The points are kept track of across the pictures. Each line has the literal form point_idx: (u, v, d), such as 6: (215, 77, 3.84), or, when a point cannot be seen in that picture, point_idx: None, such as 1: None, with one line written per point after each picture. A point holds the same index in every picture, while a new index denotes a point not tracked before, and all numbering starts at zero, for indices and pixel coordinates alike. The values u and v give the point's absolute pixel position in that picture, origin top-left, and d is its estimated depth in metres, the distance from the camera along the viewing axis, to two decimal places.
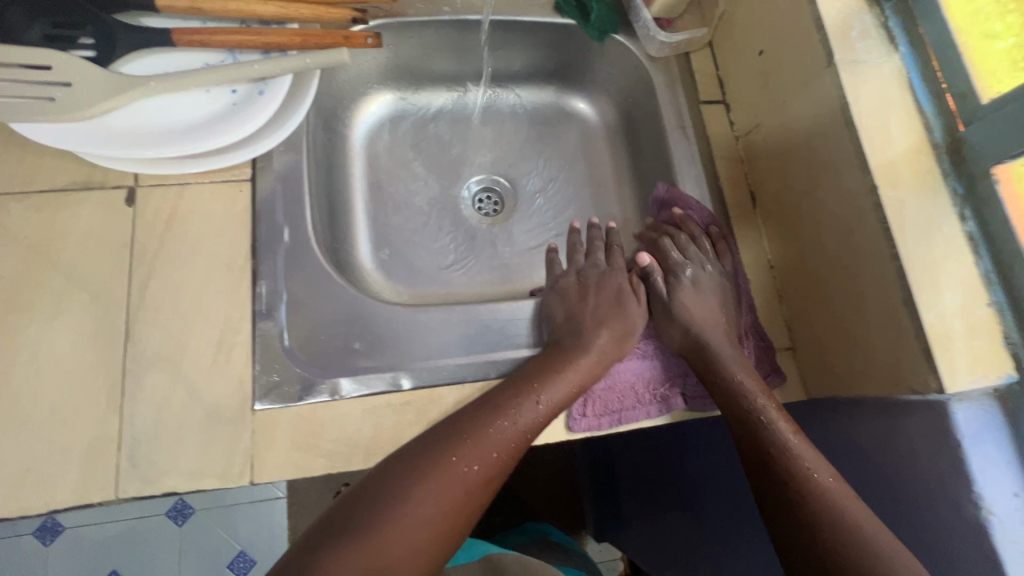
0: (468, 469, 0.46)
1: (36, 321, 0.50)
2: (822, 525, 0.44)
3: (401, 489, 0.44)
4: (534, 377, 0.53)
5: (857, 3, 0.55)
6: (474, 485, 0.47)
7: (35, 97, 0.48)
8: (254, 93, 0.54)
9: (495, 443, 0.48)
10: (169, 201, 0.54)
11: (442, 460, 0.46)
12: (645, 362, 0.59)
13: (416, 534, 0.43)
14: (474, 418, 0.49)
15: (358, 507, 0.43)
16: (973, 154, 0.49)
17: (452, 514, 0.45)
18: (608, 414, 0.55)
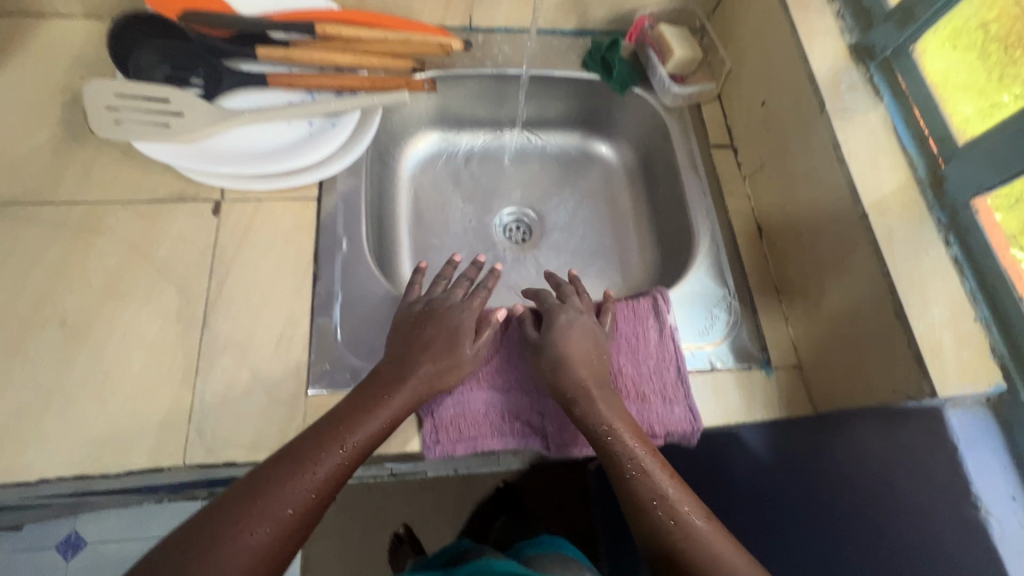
0: (254, 536, 0.41)
1: (129, 307, 0.58)
2: (671, 540, 0.45)
3: (269, 490, 0.43)
4: (338, 419, 0.48)
5: (844, 62, 0.63)
6: (269, 548, 0.41)
7: (155, 122, 0.58)
8: (328, 126, 0.64)
9: (291, 498, 0.43)
10: (248, 213, 0.63)
11: (306, 462, 0.45)
12: (497, 391, 0.58)
13: (276, 530, 0.42)
14: (299, 447, 0.46)
15: (221, 509, 0.41)
16: (951, 188, 0.55)
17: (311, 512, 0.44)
18: (462, 439, 0.56)
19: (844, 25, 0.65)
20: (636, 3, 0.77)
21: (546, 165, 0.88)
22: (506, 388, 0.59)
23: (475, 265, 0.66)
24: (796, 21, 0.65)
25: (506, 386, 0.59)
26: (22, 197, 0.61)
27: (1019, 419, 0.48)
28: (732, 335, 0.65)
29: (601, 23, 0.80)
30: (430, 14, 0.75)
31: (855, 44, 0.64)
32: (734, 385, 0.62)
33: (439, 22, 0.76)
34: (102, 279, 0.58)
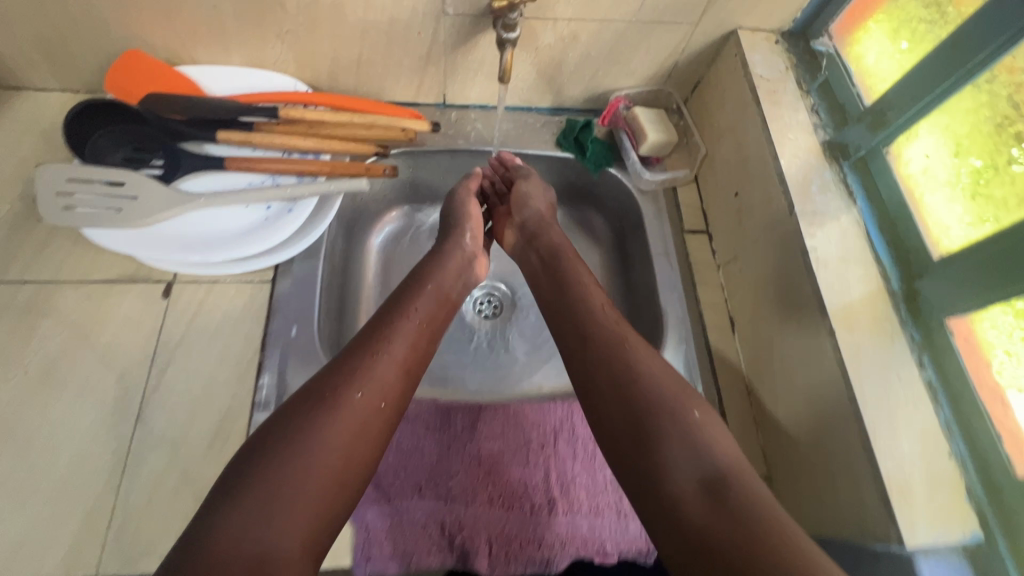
0: (365, 399, 0.46)
1: (65, 396, 0.56)
2: (661, 434, 0.46)
3: (317, 412, 0.44)
4: (385, 329, 0.52)
5: (817, 160, 0.61)
6: (376, 409, 0.46)
7: (106, 208, 0.58)
8: (284, 211, 0.63)
9: (383, 382, 0.48)
10: (198, 296, 0.62)
11: (338, 399, 0.45)
12: (436, 502, 0.55)
13: (336, 444, 0.43)
14: (363, 350, 0.49)
15: (262, 450, 0.41)
16: (927, 306, 0.52)
17: (359, 437, 0.44)
18: (395, 560, 0.51)
19: (818, 119, 0.63)
20: (611, 84, 0.76)
21: None
22: (446, 497, 0.56)
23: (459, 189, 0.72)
24: (767, 116, 0.64)
25: (448, 496, 0.56)
26: None
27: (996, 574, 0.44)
28: None
29: (577, 101, 0.79)
30: (402, 92, 0.75)
31: (828, 140, 0.62)
32: None
33: (411, 100, 0.76)
34: (40, 366, 0.57)
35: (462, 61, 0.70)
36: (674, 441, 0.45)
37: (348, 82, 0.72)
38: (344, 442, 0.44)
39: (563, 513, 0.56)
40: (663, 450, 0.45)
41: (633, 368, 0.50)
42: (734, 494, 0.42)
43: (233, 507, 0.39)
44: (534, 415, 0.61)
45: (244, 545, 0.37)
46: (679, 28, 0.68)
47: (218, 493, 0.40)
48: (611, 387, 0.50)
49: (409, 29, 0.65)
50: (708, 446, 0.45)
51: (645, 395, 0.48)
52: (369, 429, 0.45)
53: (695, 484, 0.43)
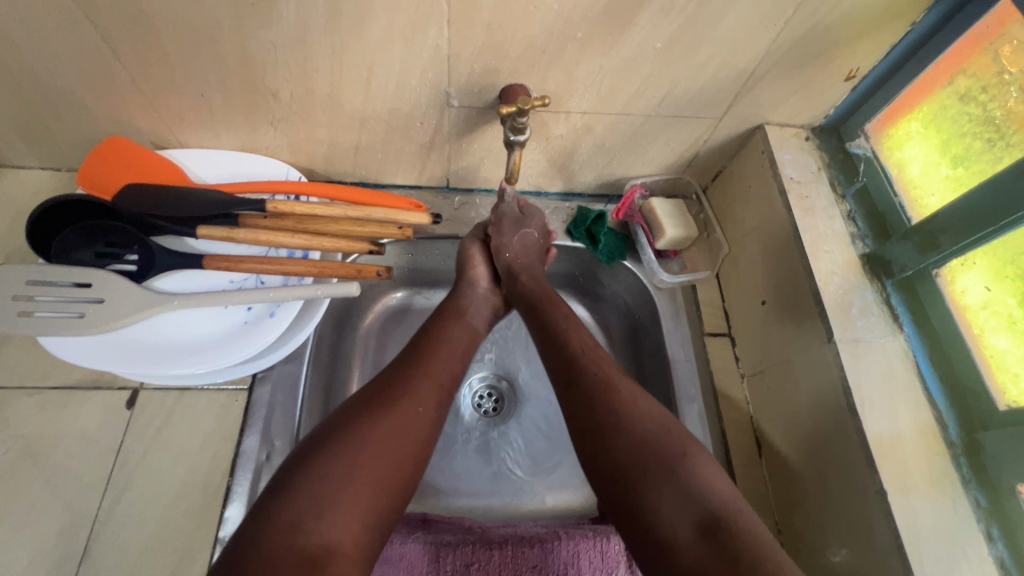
0: (409, 411, 0.47)
1: (5, 527, 0.50)
2: (650, 477, 0.43)
3: (366, 415, 0.46)
4: (424, 350, 0.54)
5: (856, 278, 0.55)
6: (419, 432, 0.47)
7: (67, 314, 0.52)
8: (266, 315, 0.57)
9: (422, 397, 0.49)
10: (166, 407, 0.56)
11: (395, 397, 0.48)
12: None
13: (385, 442, 0.45)
14: (403, 370, 0.51)
15: (315, 449, 0.44)
16: (992, 463, 0.45)
17: (408, 442, 0.46)
18: None
19: (855, 229, 0.58)
20: (626, 171, 0.71)
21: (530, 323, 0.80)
22: None
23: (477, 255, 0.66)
24: (799, 223, 0.58)
25: None
26: None
27: None
28: None
29: (589, 186, 0.74)
30: (403, 176, 0.70)
31: (868, 254, 0.57)
32: None
33: (412, 183, 0.71)
34: None
35: (467, 149, 0.66)
36: (663, 485, 0.43)
37: (345, 166, 0.67)
38: (396, 445, 0.45)
39: None
40: (652, 490, 0.43)
41: (633, 416, 0.47)
42: (732, 531, 0.40)
43: (288, 494, 0.40)
44: (534, 560, 0.53)
45: (297, 523, 0.39)
46: (701, 121, 0.63)
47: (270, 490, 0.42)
48: (597, 386, 0.49)
49: (412, 119, 0.61)
50: (702, 483, 0.42)
51: (663, 442, 0.45)
52: (416, 437, 0.47)
53: (689, 522, 0.41)
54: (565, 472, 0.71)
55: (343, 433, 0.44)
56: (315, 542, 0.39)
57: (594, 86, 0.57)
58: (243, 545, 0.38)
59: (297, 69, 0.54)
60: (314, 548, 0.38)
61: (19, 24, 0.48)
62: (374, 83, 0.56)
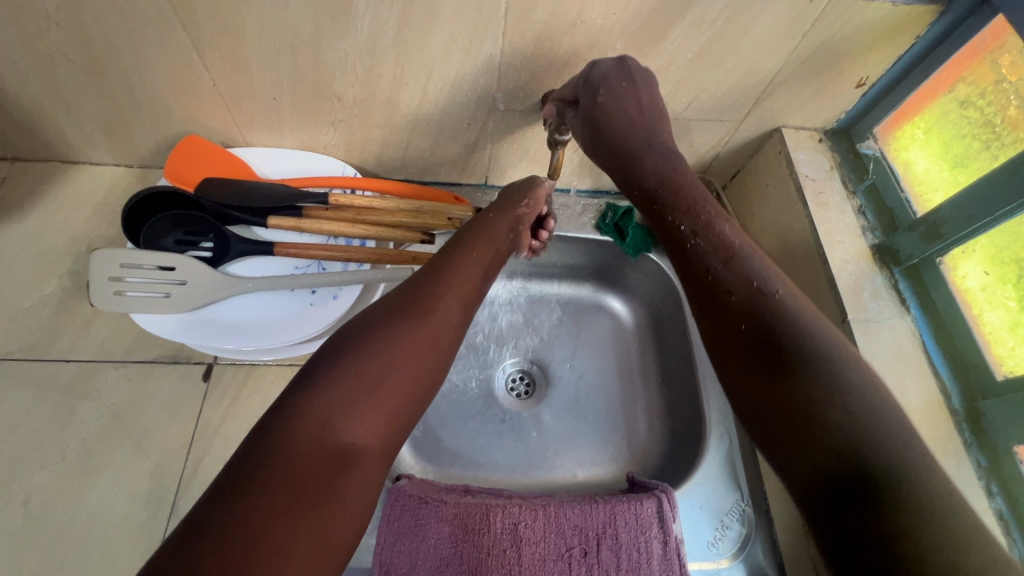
0: (436, 319, 0.48)
1: (101, 485, 0.55)
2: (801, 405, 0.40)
3: (391, 324, 0.46)
4: (453, 252, 0.55)
5: (867, 265, 0.61)
6: (441, 336, 0.48)
7: (155, 293, 0.58)
8: (329, 296, 0.63)
9: (446, 302, 0.49)
10: (239, 380, 0.61)
11: (417, 308, 0.48)
12: None
13: (408, 349, 0.45)
14: (429, 278, 0.51)
15: (340, 354, 0.44)
16: (992, 428, 0.51)
17: (429, 352, 0.46)
18: None
19: (865, 222, 0.64)
20: None
21: (559, 311, 0.85)
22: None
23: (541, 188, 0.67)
24: (815, 216, 0.64)
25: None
26: (14, 354, 0.60)
27: None
28: (744, 552, 0.60)
29: None
30: (446, 174, 0.76)
31: (877, 244, 0.62)
32: None
33: (453, 180, 0.77)
34: (76, 453, 0.56)
35: (508, 149, 0.72)
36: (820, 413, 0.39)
37: (394, 165, 0.73)
38: (419, 354, 0.46)
39: None
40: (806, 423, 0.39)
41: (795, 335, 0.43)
42: (848, 440, 0.37)
43: (319, 391, 0.41)
44: (576, 521, 0.58)
45: (327, 420, 0.40)
46: (725, 123, 0.68)
47: (295, 388, 0.42)
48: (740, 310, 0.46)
49: (461, 122, 0.67)
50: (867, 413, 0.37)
51: (828, 389, 0.39)
52: (436, 347, 0.47)
53: (826, 458, 0.37)
54: (594, 450, 0.76)
55: (369, 335, 0.45)
56: (342, 438, 0.39)
57: None
58: (272, 434, 0.38)
59: (363, 75, 0.60)
60: (342, 446, 0.39)
61: (123, 33, 0.54)
62: (430, 88, 0.62)
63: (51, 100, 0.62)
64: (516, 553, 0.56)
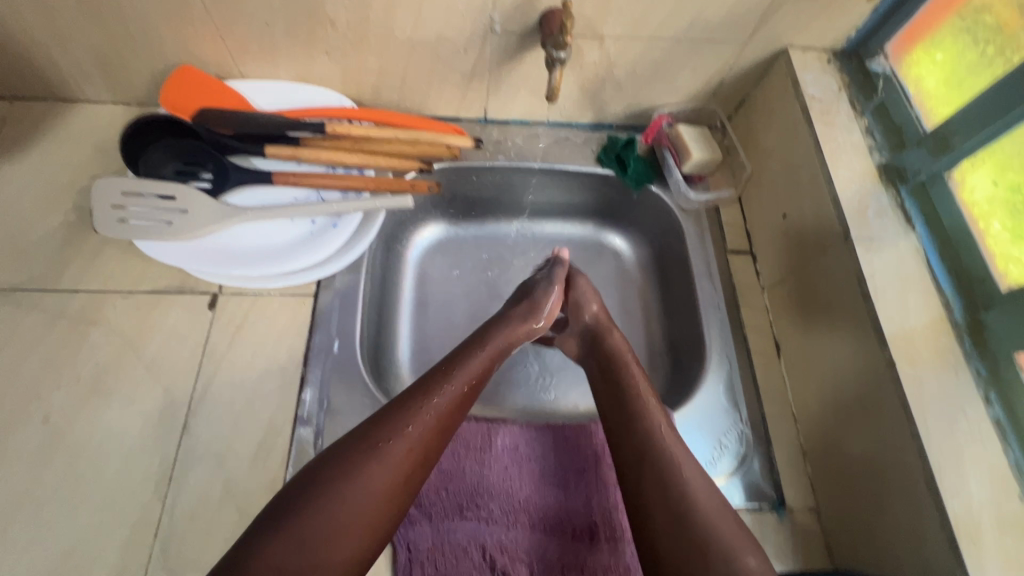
0: (399, 448, 0.48)
1: (114, 405, 0.56)
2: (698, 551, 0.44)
3: (346, 472, 0.45)
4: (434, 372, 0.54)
5: (872, 184, 0.60)
6: (405, 468, 0.47)
7: (158, 221, 0.59)
8: (329, 225, 0.64)
9: (414, 427, 0.49)
10: (244, 307, 0.62)
11: (373, 452, 0.46)
12: (458, 522, 0.54)
13: (369, 496, 0.45)
14: (402, 403, 0.51)
15: (303, 492, 0.44)
16: (994, 338, 0.50)
17: (388, 493, 0.46)
18: None
19: (873, 142, 0.62)
20: (654, 100, 0.75)
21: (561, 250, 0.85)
22: (466, 517, 0.55)
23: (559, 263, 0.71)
24: (820, 138, 0.62)
25: (466, 516, 0.55)
26: (25, 284, 0.61)
27: None
28: (742, 470, 0.60)
29: (618, 117, 0.78)
30: (444, 107, 0.75)
31: (885, 163, 0.61)
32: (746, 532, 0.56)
33: (452, 115, 0.76)
34: (90, 377, 0.58)
35: (506, 79, 0.71)
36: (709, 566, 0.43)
37: (392, 97, 0.72)
38: (379, 495, 0.46)
39: (605, 541, 0.55)
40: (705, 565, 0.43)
41: (682, 487, 0.47)
42: None
43: (279, 541, 0.42)
44: (576, 439, 0.60)
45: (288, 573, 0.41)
46: (727, 46, 0.66)
47: (257, 532, 0.42)
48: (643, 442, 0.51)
49: (457, 48, 0.66)
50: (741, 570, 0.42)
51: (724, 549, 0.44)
52: (398, 491, 0.47)
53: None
54: None
55: (328, 474, 0.45)
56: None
57: (629, 9, 0.61)
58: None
59: None
60: None
61: None
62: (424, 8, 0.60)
63: (44, 30, 0.61)
64: (517, 467, 0.58)
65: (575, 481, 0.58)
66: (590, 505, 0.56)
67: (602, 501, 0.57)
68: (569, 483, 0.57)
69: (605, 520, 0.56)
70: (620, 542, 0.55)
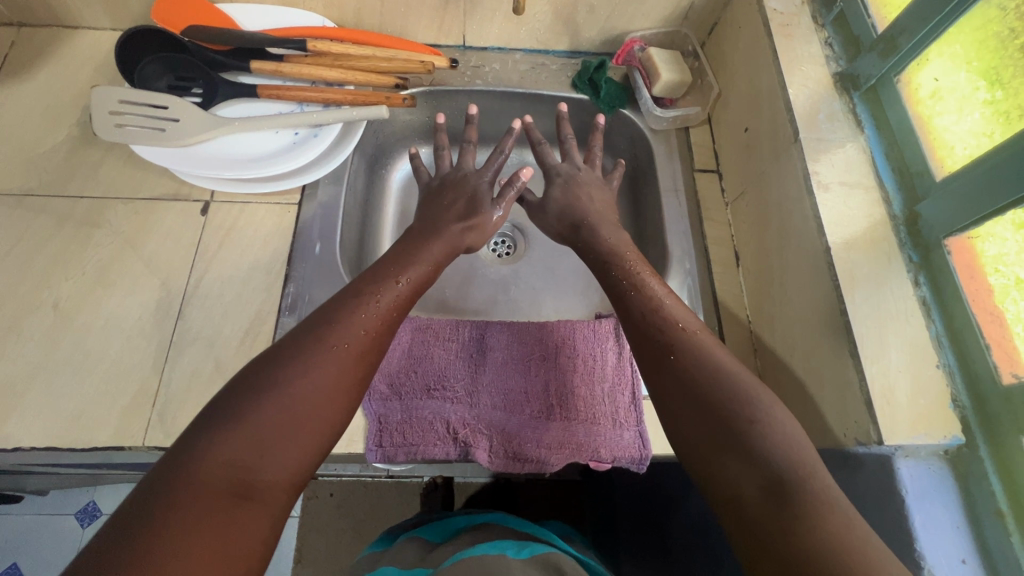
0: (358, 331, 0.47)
1: (116, 294, 0.62)
2: (727, 433, 0.41)
3: (302, 355, 0.44)
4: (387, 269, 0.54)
5: (826, 91, 0.62)
6: (368, 345, 0.47)
7: (151, 128, 0.64)
8: (310, 136, 0.68)
9: (370, 313, 0.49)
10: (233, 215, 0.67)
11: (332, 333, 0.46)
12: (427, 402, 0.59)
13: (319, 386, 0.42)
14: (355, 291, 0.50)
15: (258, 377, 0.42)
16: (926, 227, 0.53)
17: (353, 368, 0.45)
18: (405, 446, 0.57)
19: (830, 53, 0.64)
20: (626, 25, 0.78)
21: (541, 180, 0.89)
22: (436, 397, 0.60)
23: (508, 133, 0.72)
24: (779, 48, 0.64)
25: (437, 396, 0.60)
26: (34, 190, 0.67)
27: (975, 475, 0.46)
28: None
29: (593, 43, 0.81)
30: (424, 33, 0.78)
31: (840, 72, 0.63)
32: None
33: (431, 41, 0.79)
34: (94, 271, 0.63)
35: (481, 2, 0.73)
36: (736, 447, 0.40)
37: (372, 23, 0.76)
38: (333, 378, 0.44)
39: (561, 421, 0.60)
40: (722, 453, 0.40)
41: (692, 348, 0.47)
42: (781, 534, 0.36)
43: (221, 436, 0.38)
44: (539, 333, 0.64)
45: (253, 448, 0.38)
46: None
47: (195, 431, 0.39)
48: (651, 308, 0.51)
49: None
50: (772, 438, 0.40)
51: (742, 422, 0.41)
52: (345, 384, 0.44)
53: (756, 488, 0.38)
54: (569, 300, 0.81)
55: (284, 359, 0.43)
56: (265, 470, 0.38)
57: None
58: (166, 485, 0.36)
59: None
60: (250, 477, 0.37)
61: None
62: None
63: None
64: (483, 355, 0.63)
65: (535, 368, 0.62)
66: (548, 389, 0.61)
67: (558, 386, 0.61)
68: (531, 371, 0.62)
69: (565, 406, 0.60)
70: (573, 420, 0.60)
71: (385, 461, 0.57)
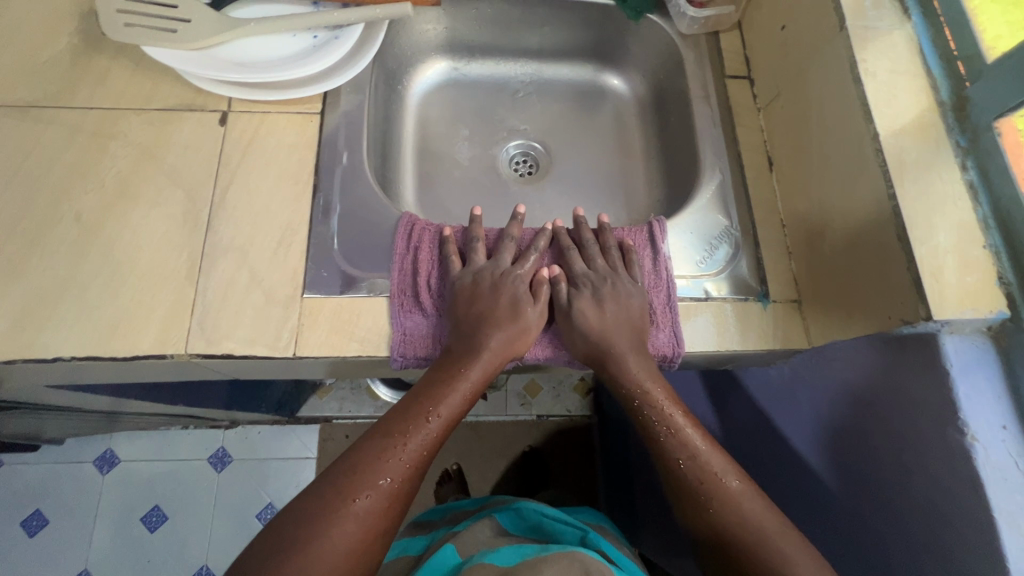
0: (387, 482, 0.48)
1: (139, 207, 0.60)
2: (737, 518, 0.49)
3: (338, 499, 0.46)
4: (425, 396, 0.53)
5: None
6: (394, 502, 0.48)
7: (162, 28, 0.61)
8: (331, 38, 0.65)
9: (409, 450, 0.50)
10: (252, 125, 0.64)
11: (367, 470, 0.48)
12: (432, 317, 0.59)
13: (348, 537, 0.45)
14: (395, 424, 0.52)
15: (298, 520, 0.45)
16: (975, 111, 0.51)
17: (384, 512, 0.47)
18: (426, 353, 0.59)
19: None
20: None
21: (559, 93, 0.87)
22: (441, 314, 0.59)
23: (516, 220, 0.65)
24: None
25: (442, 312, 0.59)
26: (39, 100, 0.63)
27: (1019, 348, 0.47)
28: (728, 269, 0.64)
29: None
30: None
31: None
32: (728, 316, 0.62)
33: None
34: (114, 182, 0.61)
35: None
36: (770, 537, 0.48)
37: None
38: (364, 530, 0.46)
39: None
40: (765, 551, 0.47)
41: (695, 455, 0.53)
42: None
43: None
44: (484, 245, 0.63)
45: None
46: None
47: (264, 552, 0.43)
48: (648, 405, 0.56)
49: None
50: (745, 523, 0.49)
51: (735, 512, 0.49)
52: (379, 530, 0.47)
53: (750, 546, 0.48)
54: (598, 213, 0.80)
55: (322, 508, 0.46)
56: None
57: None
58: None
59: None
60: None
61: None
62: None
63: None
64: (458, 291, 0.58)
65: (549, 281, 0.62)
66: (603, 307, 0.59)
67: (593, 289, 0.60)
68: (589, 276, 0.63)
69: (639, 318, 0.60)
70: (577, 318, 0.59)
71: (406, 368, 0.59)
